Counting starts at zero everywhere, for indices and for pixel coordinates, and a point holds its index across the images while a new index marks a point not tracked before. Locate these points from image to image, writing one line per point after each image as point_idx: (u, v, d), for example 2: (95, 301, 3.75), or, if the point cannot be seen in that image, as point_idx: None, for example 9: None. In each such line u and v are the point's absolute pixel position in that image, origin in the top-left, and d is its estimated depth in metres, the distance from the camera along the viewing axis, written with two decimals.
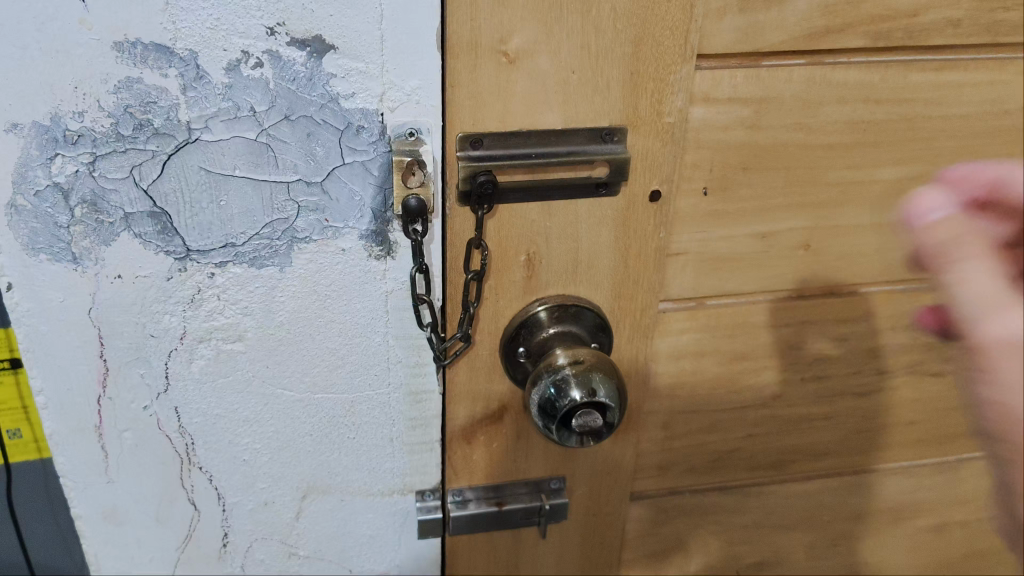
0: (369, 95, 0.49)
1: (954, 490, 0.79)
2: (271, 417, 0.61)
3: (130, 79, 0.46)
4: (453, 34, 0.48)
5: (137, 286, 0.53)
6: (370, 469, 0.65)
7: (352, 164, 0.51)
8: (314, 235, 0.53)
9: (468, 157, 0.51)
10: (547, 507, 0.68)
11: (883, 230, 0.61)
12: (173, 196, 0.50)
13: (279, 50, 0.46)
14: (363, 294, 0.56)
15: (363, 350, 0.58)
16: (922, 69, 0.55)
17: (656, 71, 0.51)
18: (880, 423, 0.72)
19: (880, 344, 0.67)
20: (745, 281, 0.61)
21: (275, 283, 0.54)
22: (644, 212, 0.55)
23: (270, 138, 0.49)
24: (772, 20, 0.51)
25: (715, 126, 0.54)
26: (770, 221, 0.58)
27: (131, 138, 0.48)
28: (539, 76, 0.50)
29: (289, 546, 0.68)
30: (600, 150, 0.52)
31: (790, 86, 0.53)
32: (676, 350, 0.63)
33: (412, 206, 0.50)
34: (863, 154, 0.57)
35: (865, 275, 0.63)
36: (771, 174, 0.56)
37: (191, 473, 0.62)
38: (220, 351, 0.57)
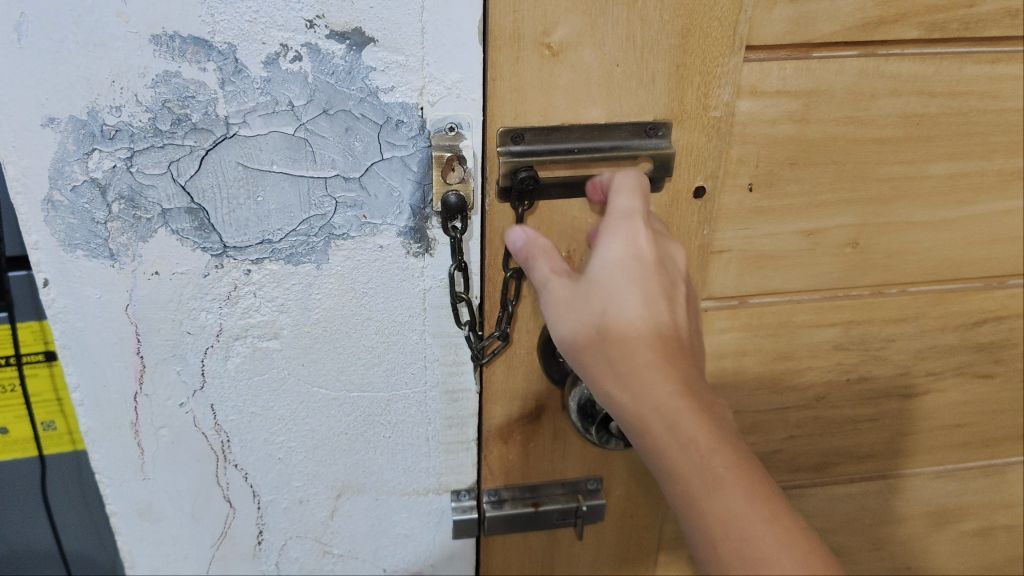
0: (408, 89, 0.48)
1: (1002, 495, 0.77)
2: (306, 415, 0.60)
3: (169, 73, 0.46)
4: (495, 26, 0.47)
5: (174, 282, 0.53)
6: (406, 468, 0.64)
7: (391, 159, 0.50)
8: (352, 232, 0.52)
9: (509, 152, 0.50)
10: (585, 507, 0.68)
11: (934, 227, 0.59)
12: (211, 192, 0.50)
13: (318, 43, 0.46)
14: (401, 291, 0.55)
15: (400, 348, 0.58)
16: (978, 60, 0.53)
17: (702, 64, 0.49)
18: (927, 427, 0.70)
19: (929, 345, 0.65)
20: (790, 278, 0.59)
21: (311, 280, 0.54)
22: (688, 208, 0.54)
23: (309, 133, 0.49)
24: (823, 9, 0.49)
25: (762, 120, 0.52)
26: (817, 218, 0.57)
27: (169, 133, 0.48)
28: (582, 70, 0.49)
29: (323, 544, 0.68)
30: (644, 145, 0.51)
31: (841, 78, 0.52)
32: (718, 350, 0.62)
33: (452, 203, 0.50)
34: (915, 149, 0.56)
35: (915, 274, 0.61)
36: (818, 170, 0.55)
37: (226, 470, 0.62)
38: (256, 348, 0.56)
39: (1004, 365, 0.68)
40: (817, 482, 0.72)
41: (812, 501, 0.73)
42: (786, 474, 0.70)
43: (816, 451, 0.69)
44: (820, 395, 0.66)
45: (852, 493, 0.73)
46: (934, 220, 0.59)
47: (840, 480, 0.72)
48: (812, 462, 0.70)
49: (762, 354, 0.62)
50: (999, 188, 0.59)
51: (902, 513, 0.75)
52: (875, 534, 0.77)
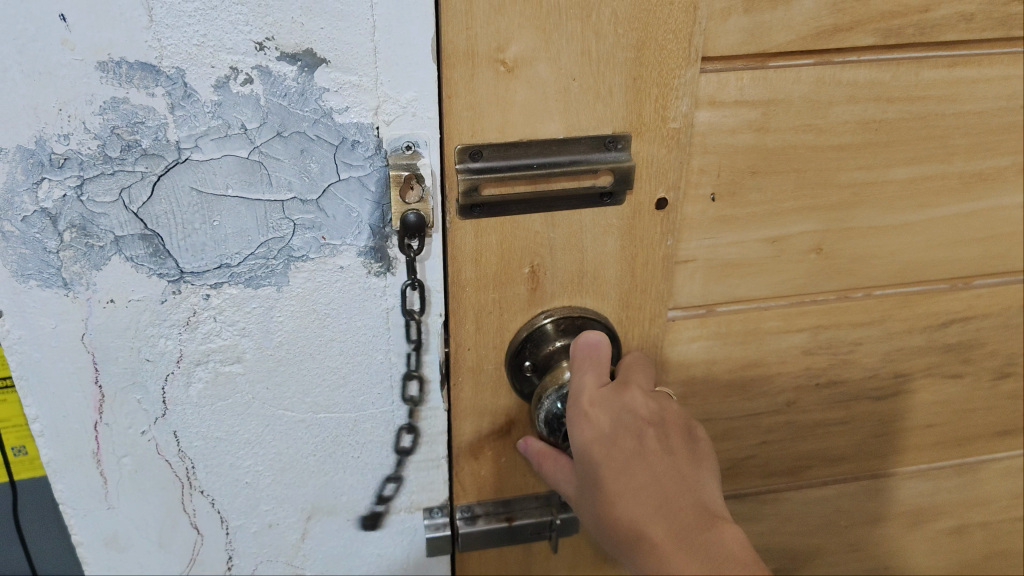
0: (363, 108, 0.47)
1: (976, 493, 0.77)
2: (272, 439, 0.59)
3: (116, 99, 0.44)
4: (447, 45, 0.46)
5: (131, 310, 0.51)
6: (377, 487, 0.63)
7: (348, 179, 0.49)
8: (311, 253, 0.51)
9: (468, 168, 0.50)
10: (559, 520, 0.67)
11: (896, 231, 0.59)
12: (165, 218, 0.49)
13: (269, 65, 0.45)
14: (364, 311, 0.54)
15: (365, 369, 0.57)
16: (934, 65, 0.53)
17: (659, 76, 0.49)
18: (898, 428, 0.70)
19: (896, 347, 0.65)
20: (755, 285, 0.59)
21: (272, 302, 0.53)
22: (651, 219, 0.54)
23: (263, 156, 0.48)
24: (779, 18, 0.49)
25: (722, 129, 0.52)
26: (781, 226, 0.57)
27: (119, 159, 0.46)
28: (538, 85, 0.48)
29: (295, 568, 0.66)
30: (603, 158, 0.51)
31: (799, 87, 0.52)
32: (687, 358, 0.61)
33: (410, 221, 0.49)
34: (875, 153, 0.56)
35: (879, 277, 0.61)
36: (780, 177, 0.55)
37: (192, 497, 0.60)
38: (218, 373, 0.55)
39: (971, 365, 0.69)
40: (790, 486, 0.72)
41: (785, 504, 0.72)
42: (758, 477, 0.70)
43: (788, 454, 0.69)
44: (790, 400, 0.66)
45: (826, 495, 0.73)
46: (895, 224, 0.59)
47: (813, 483, 0.72)
48: (785, 466, 0.70)
49: (731, 362, 0.62)
50: (958, 190, 0.59)
51: (876, 513, 0.76)
52: (849, 535, 0.76)
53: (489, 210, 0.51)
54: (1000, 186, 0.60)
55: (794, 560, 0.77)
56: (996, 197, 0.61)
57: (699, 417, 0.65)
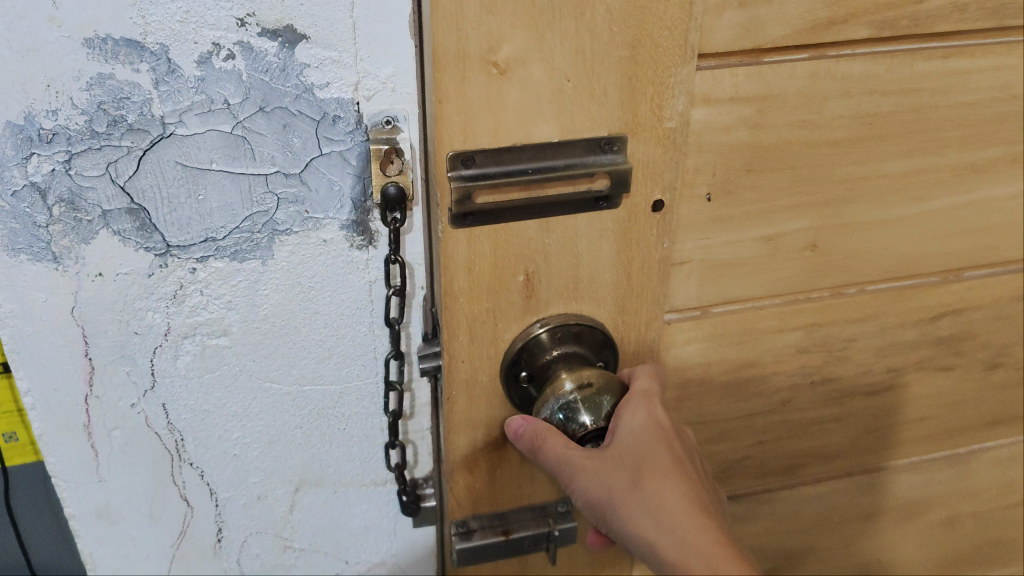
0: (343, 84, 0.49)
1: (963, 481, 0.78)
2: (260, 412, 0.60)
3: (102, 75, 0.45)
4: (435, 47, 0.40)
5: (118, 283, 0.52)
6: (362, 459, 0.64)
7: (330, 154, 0.51)
8: (295, 227, 0.53)
9: (457, 175, 0.44)
10: (558, 531, 0.61)
11: (890, 225, 0.59)
12: (151, 192, 0.50)
13: (250, 40, 0.46)
14: (346, 285, 0.56)
15: (349, 341, 0.58)
16: (928, 57, 0.52)
17: (659, 73, 0.44)
18: (889, 421, 0.70)
19: (888, 341, 0.65)
20: (751, 284, 0.57)
21: (257, 276, 0.54)
22: (646, 222, 0.49)
23: (246, 130, 0.49)
24: (775, 13, 0.46)
25: (721, 128, 0.49)
26: (778, 225, 0.55)
27: (106, 134, 0.47)
28: (532, 87, 0.43)
29: (284, 539, 0.67)
30: (599, 161, 0.46)
31: (794, 82, 0.49)
32: (682, 361, 0.59)
33: (392, 194, 0.51)
34: (867, 148, 0.54)
35: (872, 272, 0.61)
36: (776, 174, 0.52)
37: (181, 469, 0.61)
38: (205, 346, 0.56)
39: (963, 357, 0.69)
40: (785, 484, 0.71)
41: (780, 502, 0.72)
42: (754, 477, 0.70)
43: (782, 452, 0.69)
44: (785, 399, 0.65)
45: (820, 492, 0.73)
46: (889, 218, 0.58)
47: (807, 481, 0.72)
48: (780, 466, 0.70)
49: (726, 363, 0.61)
50: (948, 184, 0.59)
51: (870, 508, 0.76)
52: (841, 529, 0.77)
53: (482, 220, 0.46)
54: (989, 177, 0.60)
55: (789, 556, 0.77)
56: (985, 188, 0.60)
57: (696, 419, 0.63)
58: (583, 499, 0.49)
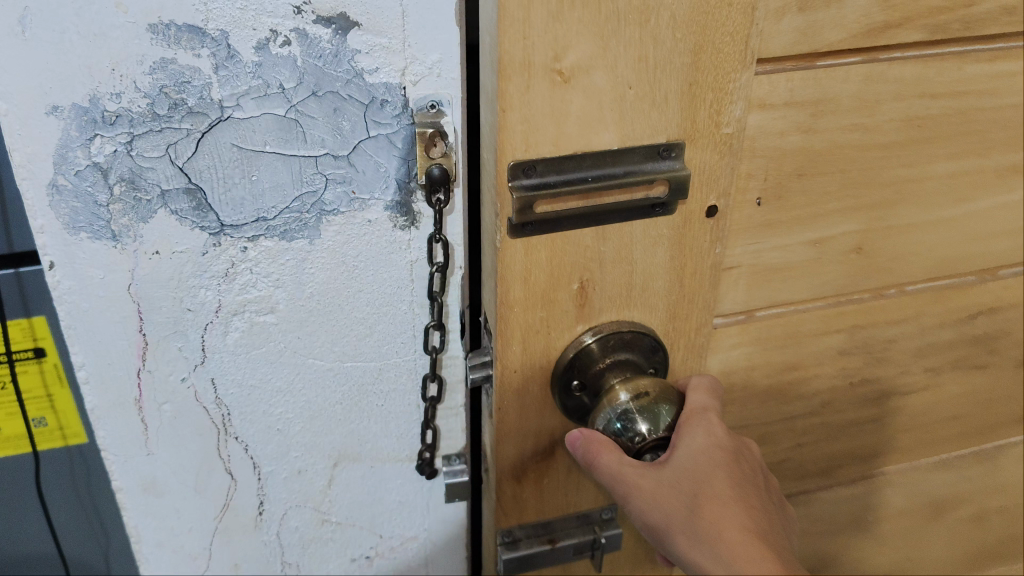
0: (391, 69, 0.51)
1: (990, 478, 0.79)
2: (303, 387, 0.63)
3: (165, 59, 0.47)
4: (502, 56, 0.40)
5: (174, 261, 0.54)
6: (399, 436, 0.68)
7: (377, 137, 0.53)
8: (341, 207, 0.55)
9: (518, 185, 0.44)
10: (603, 540, 0.63)
11: (935, 227, 0.59)
12: (208, 173, 0.52)
13: (306, 28, 0.48)
14: (389, 264, 0.58)
15: (390, 319, 0.61)
16: (977, 60, 0.52)
17: (716, 79, 0.45)
18: (924, 421, 0.70)
19: (930, 342, 0.65)
20: (798, 288, 0.57)
21: (305, 255, 0.56)
22: (701, 229, 0.50)
23: (299, 114, 0.51)
24: (833, 16, 0.46)
25: (774, 129, 0.49)
26: (826, 227, 0.55)
27: (167, 117, 0.49)
28: (594, 95, 0.43)
29: (322, 513, 0.70)
30: (657, 167, 0.46)
31: (847, 86, 0.49)
32: (727, 365, 0.59)
33: (436, 175, 0.53)
34: (917, 151, 0.54)
35: (915, 274, 0.61)
36: (826, 178, 0.52)
37: (227, 443, 0.64)
38: (253, 323, 0.58)
39: (997, 355, 0.69)
40: (822, 486, 0.71)
41: (816, 504, 0.72)
42: (792, 480, 0.69)
43: (821, 454, 0.68)
44: (825, 400, 0.65)
45: (856, 494, 0.73)
46: (934, 220, 0.58)
47: (844, 484, 0.72)
48: (818, 468, 0.69)
49: (770, 366, 0.61)
50: (992, 186, 0.59)
51: (901, 506, 0.76)
52: (873, 528, 0.77)
53: (540, 229, 0.46)
54: None
55: (821, 556, 0.77)
56: None
57: (738, 424, 0.63)
58: (642, 521, 0.48)
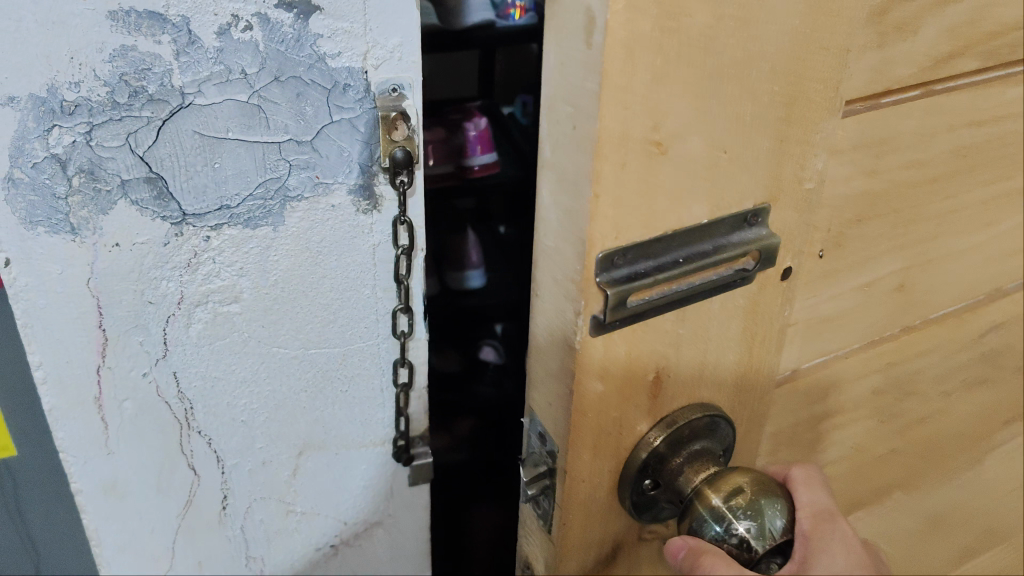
0: (354, 54, 0.65)
1: (990, 483, 0.81)
2: (266, 376, 0.77)
3: (126, 46, 0.58)
4: (601, 132, 0.38)
5: (134, 252, 0.66)
6: (362, 423, 0.84)
7: (341, 121, 0.67)
8: (305, 191, 0.69)
9: (609, 275, 0.43)
10: None
11: (966, 250, 0.61)
12: (168, 159, 0.64)
13: (267, 12, 0.61)
14: (353, 248, 0.73)
15: (352, 304, 0.75)
16: (1015, 82, 0.55)
17: (792, 131, 0.46)
18: (942, 444, 0.71)
19: (949, 365, 0.67)
20: (844, 337, 0.59)
21: (268, 241, 0.70)
22: (775, 289, 0.52)
23: (261, 98, 0.63)
24: (893, 54, 0.48)
25: (834, 177, 0.50)
26: (867, 268, 0.56)
27: (127, 105, 0.60)
28: (689, 164, 0.43)
29: (285, 504, 0.86)
30: (743, 236, 0.48)
31: (907, 122, 0.51)
32: (779, 424, 0.59)
33: (399, 157, 0.68)
34: (960, 181, 0.57)
35: (943, 300, 0.63)
36: (880, 221, 0.55)
37: (191, 438, 0.78)
38: (216, 313, 0.71)
39: (1001, 369, 0.71)
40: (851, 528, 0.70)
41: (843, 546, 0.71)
42: None
43: (849, 494, 0.68)
44: (857, 444, 0.65)
45: (878, 525, 0.73)
46: (966, 245, 0.61)
47: (865, 520, 0.71)
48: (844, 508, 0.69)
49: (810, 420, 0.61)
50: (1007, 208, 0.62)
51: (914, 528, 0.77)
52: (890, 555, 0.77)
53: (624, 322, 0.45)
54: None
55: None
56: None
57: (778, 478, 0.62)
58: None
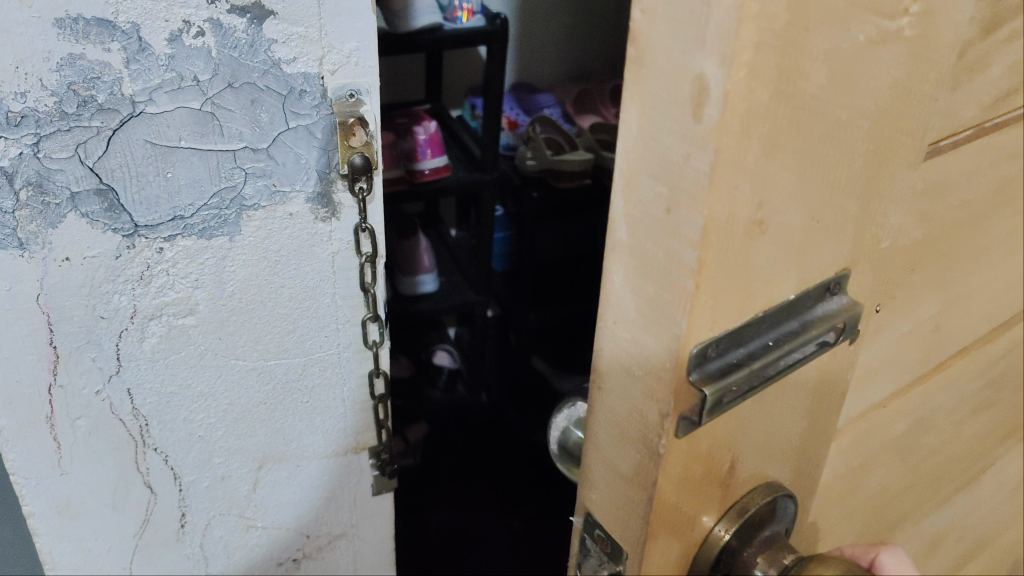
0: (308, 59, 0.63)
1: (1003, 508, 0.78)
2: (225, 389, 0.75)
3: (73, 55, 0.56)
4: (708, 219, 0.30)
5: (85, 266, 0.64)
6: (324, 432, 0.82)
7: (296, 128, 0.65)
8: (262, 200, 0.67)
9: (701, 372, 0.35)
10: None
11: (1003, 285, 0.57)
12: (119, 171, 0.61)
13: (219, 17, 0.59)
14: (312, 256, 0.71)
15: (312, 313, 0.74)
16: None
17: (887, 188, 0.38)
18: (965, 478, 0.68)
19: (979, 403, 0.62)
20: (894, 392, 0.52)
21: (224, 252, 0.67)
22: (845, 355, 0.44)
23: (215, 105, 0.62)
24: (969, 94, 0.42)
25: (908, 228, 0.44)
26: (923, 319, 0.50)
27: (75, 115, 0.58)
28: (785, 238, 0.34)
29: (246, 519, 0.84)
30: (827, 308, 0.40)
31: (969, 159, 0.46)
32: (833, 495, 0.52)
33: (358, 164, 0.67)
34: (1006, 217, 0.52)
35: (978, 339, 0.58)
36: (934, 270, 0.49)
37: (146, 454, 0.75)
38: (170, 326, 0.69)
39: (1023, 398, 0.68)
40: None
41: None
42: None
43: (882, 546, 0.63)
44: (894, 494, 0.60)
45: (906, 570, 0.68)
46: (1005, 282, 0.56)
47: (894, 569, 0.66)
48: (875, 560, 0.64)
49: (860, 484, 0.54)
50: None
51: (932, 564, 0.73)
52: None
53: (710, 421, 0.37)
54: None
55: None
56: None
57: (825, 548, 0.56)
58: None
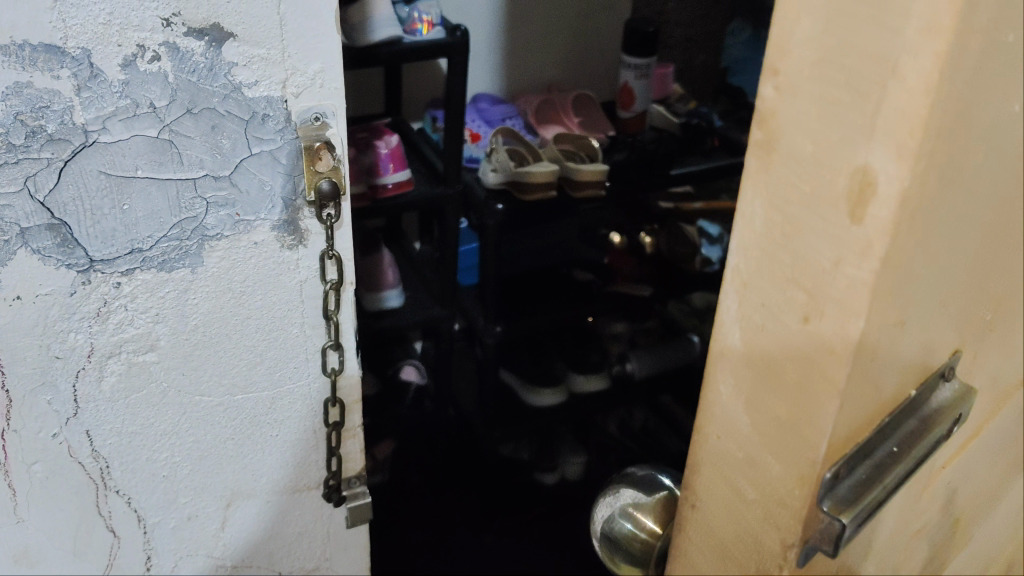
0: (272, 82, 0.59)
1: (1000, 516, 0.76)
2: (189, 427, 0.70)
3: (20, 84, 0.52)
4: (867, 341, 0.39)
5: (38, 305, 0.60)
6: (300, 467, 0.78)
7: (260, 154, 0.61)
8: (225, 230, 0.63)
9: (833, 499, 0.45)
10: None
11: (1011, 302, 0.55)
12: (72, 205, 0.57)
13: (176, 40, 0.55)
14: (279, 285, 0.67)
15: (280, 345, 0.69)
16: None
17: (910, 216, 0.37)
18: (965, 490, 0.66)
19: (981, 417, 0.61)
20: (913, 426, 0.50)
21: (186, 284, 0.63)
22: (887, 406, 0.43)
23: (174, 132, 0.58)
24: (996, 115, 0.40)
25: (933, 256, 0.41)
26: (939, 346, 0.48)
27: (24, 147, 0.54)
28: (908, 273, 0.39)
29: (216, 559, 0.79)
30: (943, 399, 0.51)
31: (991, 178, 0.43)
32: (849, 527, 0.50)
33: (325, 189, 0.63)
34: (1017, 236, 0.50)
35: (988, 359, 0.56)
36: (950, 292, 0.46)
37: (108, 498, 0.71)
38: (131, 364, 0.65)
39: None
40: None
41: None
42: None
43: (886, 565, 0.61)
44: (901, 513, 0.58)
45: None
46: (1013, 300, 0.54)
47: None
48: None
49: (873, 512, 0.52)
50: None
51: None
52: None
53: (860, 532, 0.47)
54: None
55: None
56: None
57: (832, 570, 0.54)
58: None
